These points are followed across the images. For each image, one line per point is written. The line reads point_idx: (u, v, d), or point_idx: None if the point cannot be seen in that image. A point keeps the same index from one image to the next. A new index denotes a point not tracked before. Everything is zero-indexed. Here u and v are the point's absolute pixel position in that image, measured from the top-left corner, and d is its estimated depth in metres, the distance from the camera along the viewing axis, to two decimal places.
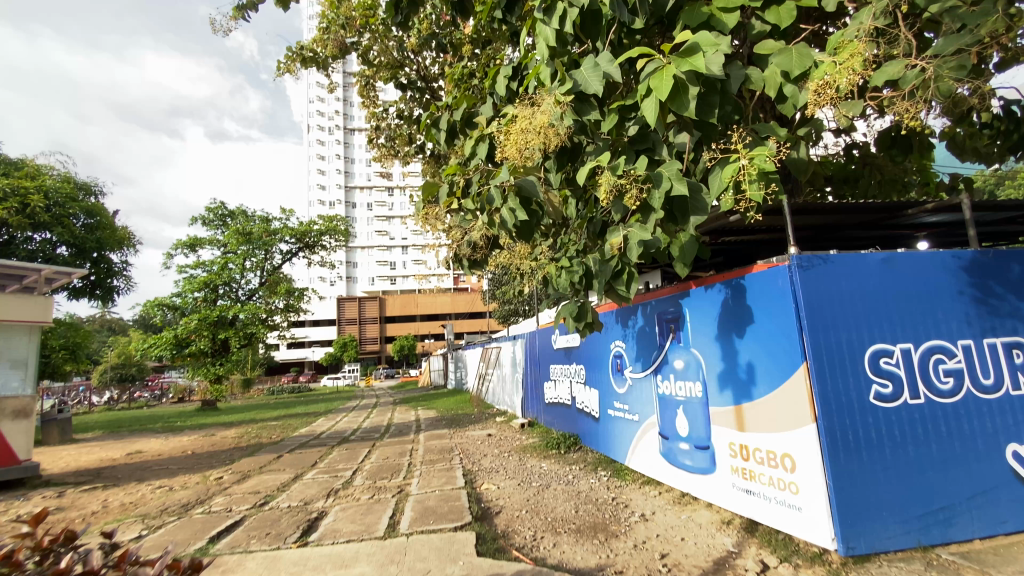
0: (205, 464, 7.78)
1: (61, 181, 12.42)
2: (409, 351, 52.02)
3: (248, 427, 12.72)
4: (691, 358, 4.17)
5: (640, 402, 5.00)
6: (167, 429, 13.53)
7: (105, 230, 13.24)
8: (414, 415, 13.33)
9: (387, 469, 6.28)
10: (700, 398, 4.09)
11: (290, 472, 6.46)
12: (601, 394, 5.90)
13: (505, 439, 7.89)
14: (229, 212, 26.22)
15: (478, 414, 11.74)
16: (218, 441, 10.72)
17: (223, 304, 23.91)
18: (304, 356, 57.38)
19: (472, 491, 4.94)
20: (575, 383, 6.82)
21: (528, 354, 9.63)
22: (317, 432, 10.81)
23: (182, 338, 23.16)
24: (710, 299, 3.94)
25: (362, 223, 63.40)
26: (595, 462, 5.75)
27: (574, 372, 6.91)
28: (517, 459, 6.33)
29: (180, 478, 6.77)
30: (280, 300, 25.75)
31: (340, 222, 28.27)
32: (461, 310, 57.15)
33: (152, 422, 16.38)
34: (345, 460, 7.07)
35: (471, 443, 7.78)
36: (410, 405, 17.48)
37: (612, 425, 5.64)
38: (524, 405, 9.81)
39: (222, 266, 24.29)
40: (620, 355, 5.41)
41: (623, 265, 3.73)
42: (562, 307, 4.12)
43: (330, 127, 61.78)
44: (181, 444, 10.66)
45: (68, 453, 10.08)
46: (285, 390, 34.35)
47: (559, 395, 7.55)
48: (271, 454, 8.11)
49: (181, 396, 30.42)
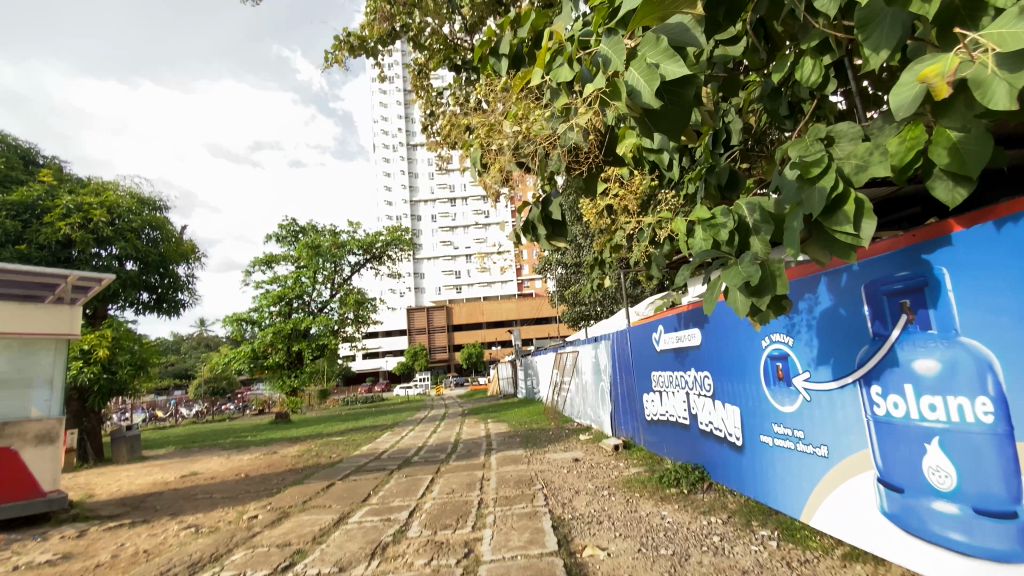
0: (250, 495, 6.69)
1: (126, 196, 12.28)
2: (477, 358, 51.55)
3: (311, 443, 11.85)
4: (960, 356, 2.39)
5: (833, 428, 3.22)
6: (235, 446, 13.02)
7: (168, 244, 13.10)
8: (485, 429, 11.93)
9: (452, 513, 4.76)
10: (989, 427, 2.28)
11: (335, 512, 5.13)
12: (746, 413, 4.16)
13: (599, 467, 6.21)
14: (299, 227, 26.54)
15: (558, 429, 10.15)
16: (277, 461, 9.82)
17: (296, 317, 24.01)
18: (378, 365, 58.32)
19: (573, 564, 3.33)
20: (694, 397, 5.10)
21: (617, 359, 7.91)
22: (379, 450, 9.61)
23: (258, 351, 23.41)
24: (1011, 246, 2.16)
25: (428, 234, 64.03)
26: (742, 513, 4.00)
27: (690, 381, 5.19)
28: (623, 503, 4.65)
29: (213, 516, 5.65)
30: (350, 312, 25.55)
31: (405, 231, 27.95)
32: (527, 317, 56.01)
33: (226, 436, 16.14)
34: (400, 494, 5.65)
35: (555, 472, 6.16)
36: (481, 416, 16.14)
37: (769, 458, 3.89)
38: (614, 421, 8.09)
39: (295, 280, 24.46)
40: (783, 358, 3.65)
41: (844, 189, 2.12)
42: (724, 272, 2.28)
43: (395, 143, 63.05)
44: (240, 464, 9.85)
45: (128, 474, 9.55)
46: (358, 400, 34.43)
47: (666, 411, 5.83)
48: (323, 481, 6.91)
49: (261, 408, 31.30)
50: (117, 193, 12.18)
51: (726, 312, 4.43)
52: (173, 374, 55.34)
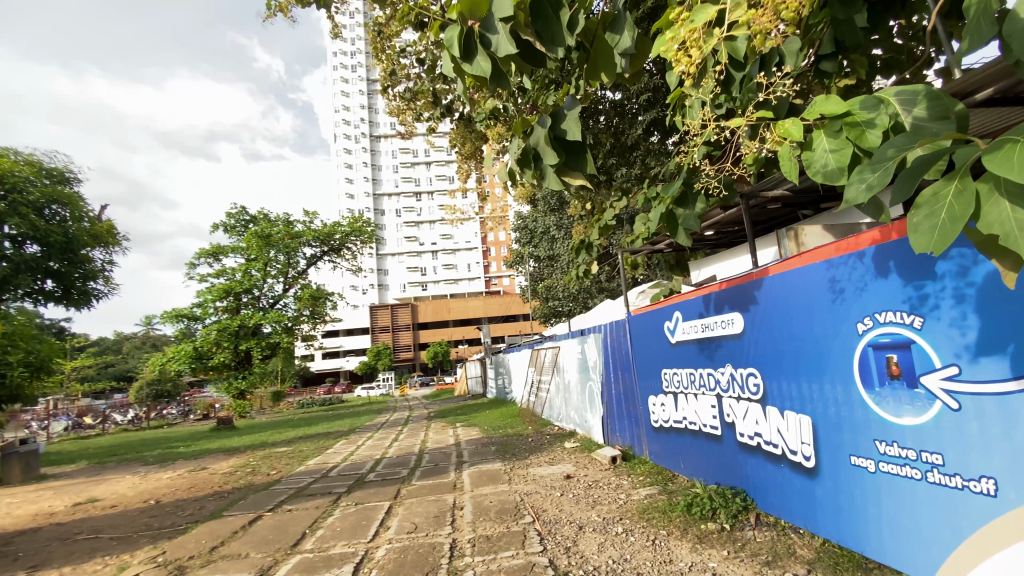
0: (151, 534, 5.14)
1: (23, 167, 10.31)
2: (443, 356, 49.88)
3: (250, 456, 10.21)
4: None
5: (1008, 454, 2.08)
6: (161, 459, 11.18)
7: (79, 225, 11.17)
8: (453, 435, 10.62)
9: (414, 571, 3.41)
10: None
11: (250, 568, 3.71)
12: (824, 424, 3.04)
13: (598, 488, 5.00)
14: (249, 217, 24.42)
15: (538, 435, 9.00)
16: (203, 479, 8.16)
17: (245, 313, 21.93)
18: (338, 365, 55.40)
19: None
20: (730, 401, 3.96)
21: (609, 354, 6.79)
22: (329, 465, 8.12)
23: (201, 351, 21.18)
24: None
25: (392, 229, 61.89)
26: (826, 565, 2.86)
27: (722, 380, 4.06)
28: (647, 548, 3.44)
29: (82, 573, 4.12)
30: (305, 308, 23.60)
31: (366, 222, 26.21)
32: (494, 314, 54.78)
33: (155, 447, 14.07)
34: (345, 536, 4.25)
35: (545, 496, 4.90)
36: (450, 419, 14.79)
37: (869, 489, 2.76)
38: (606, 427, 6.96)
39: (244, 273, 22.31)
40: (901, 348, 2.50)
41: None
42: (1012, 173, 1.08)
43: (357, 135, 60.61)
44: (156, 484, 8.13)
45: (9, 502, 7.69)
46: (315, 402, 32.09)
47: (684, 418, 4.70)
48: (250, 513, 5.40)
49: (207, 412, 28.82)
50: (10, 160, 10.18)
51: (789, 290, 3.30)
52: (113, 376, 51.21)
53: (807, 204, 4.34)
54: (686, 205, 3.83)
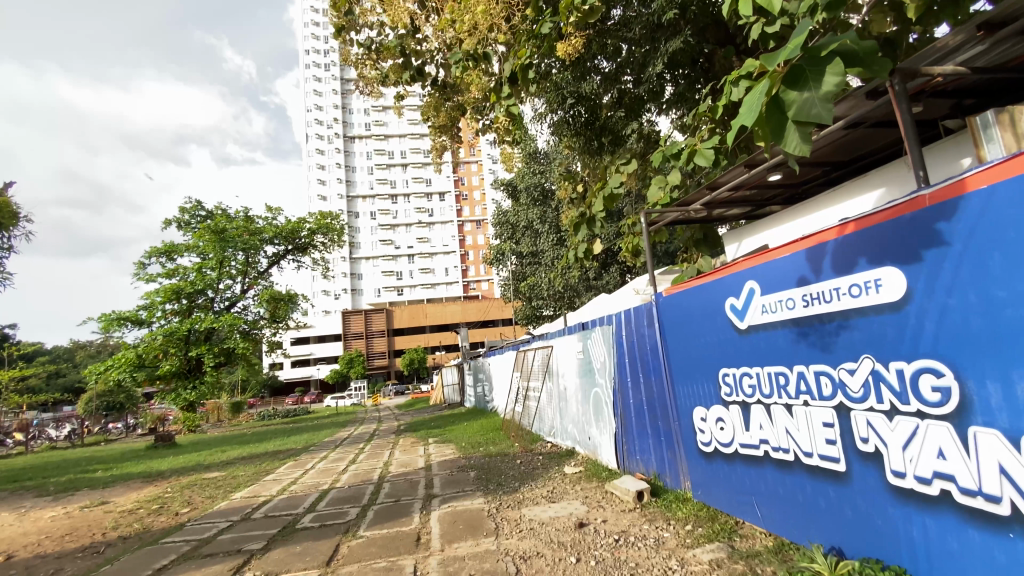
0: None
1: None
2: (420, 364, 47.67)
3: (168, 485, 8.22)
4: None
5: None
6: (60, 490, 8.98)
7: None
8: (425, 454, 8.86)
9: None
10: None
11: None
12: None
13: (629, 547, 3.34)
14: (203, 211, 22.13)
15: (528, 455, 7.33)
16: (91, 523, 6.15)
17: (196, 316, 19.63)
18: (309, 373, 52.37)
19: None
20: (872, 418, 2.38)
21: (622, 352, 5.21)
22: (260, 500, 6.26)
23: (145, 358, 18.77)
24: None
25: (366, 232, 59.52)
26: None
27: (851, 384, 2.48)
28: None
29: None
30: (266, 309, 21.38)
31: (335, 219, 24.17)
32: (473, 320, 52.89)
33: (69, 471, 11.70)
34: None
35: (553, 564, 3.22)
36: (424, 433, 12.95)
37: None
38: (620, 448, 5.34)
39: (196, 273, 19.99)
40: None
41: None
42: None
43: (330, 135, 58.33)
44: (27, 530, 6.10)
45: None
46: (278, 414, 29.33)
47: (765, 443, 3.10)
48: None
49: (154, 426, 25.95)
50: None
51: None
52: (59, 386, 47.14)
53: (943, 118, 3.01)
54: (804, 84, 2.04)
